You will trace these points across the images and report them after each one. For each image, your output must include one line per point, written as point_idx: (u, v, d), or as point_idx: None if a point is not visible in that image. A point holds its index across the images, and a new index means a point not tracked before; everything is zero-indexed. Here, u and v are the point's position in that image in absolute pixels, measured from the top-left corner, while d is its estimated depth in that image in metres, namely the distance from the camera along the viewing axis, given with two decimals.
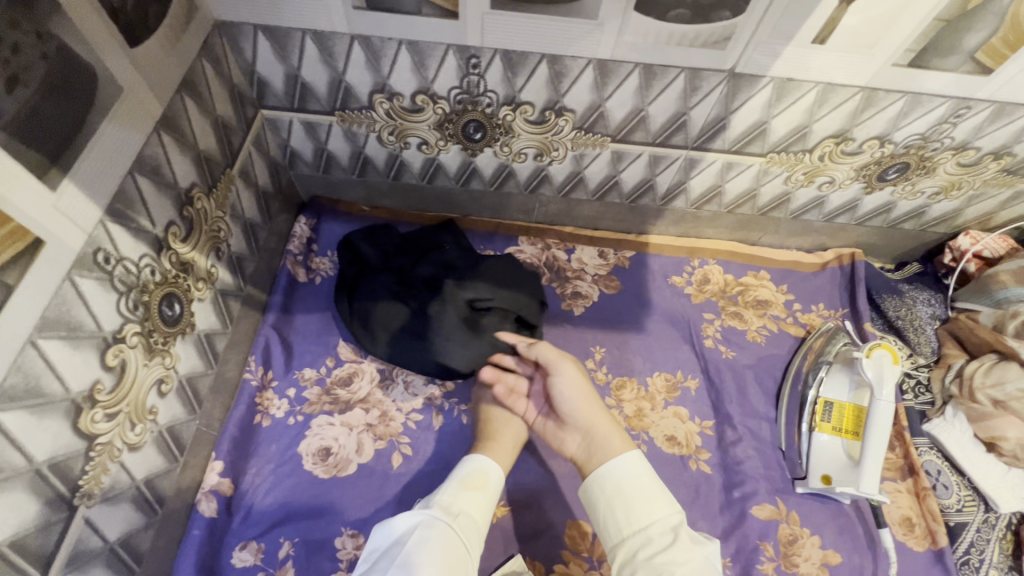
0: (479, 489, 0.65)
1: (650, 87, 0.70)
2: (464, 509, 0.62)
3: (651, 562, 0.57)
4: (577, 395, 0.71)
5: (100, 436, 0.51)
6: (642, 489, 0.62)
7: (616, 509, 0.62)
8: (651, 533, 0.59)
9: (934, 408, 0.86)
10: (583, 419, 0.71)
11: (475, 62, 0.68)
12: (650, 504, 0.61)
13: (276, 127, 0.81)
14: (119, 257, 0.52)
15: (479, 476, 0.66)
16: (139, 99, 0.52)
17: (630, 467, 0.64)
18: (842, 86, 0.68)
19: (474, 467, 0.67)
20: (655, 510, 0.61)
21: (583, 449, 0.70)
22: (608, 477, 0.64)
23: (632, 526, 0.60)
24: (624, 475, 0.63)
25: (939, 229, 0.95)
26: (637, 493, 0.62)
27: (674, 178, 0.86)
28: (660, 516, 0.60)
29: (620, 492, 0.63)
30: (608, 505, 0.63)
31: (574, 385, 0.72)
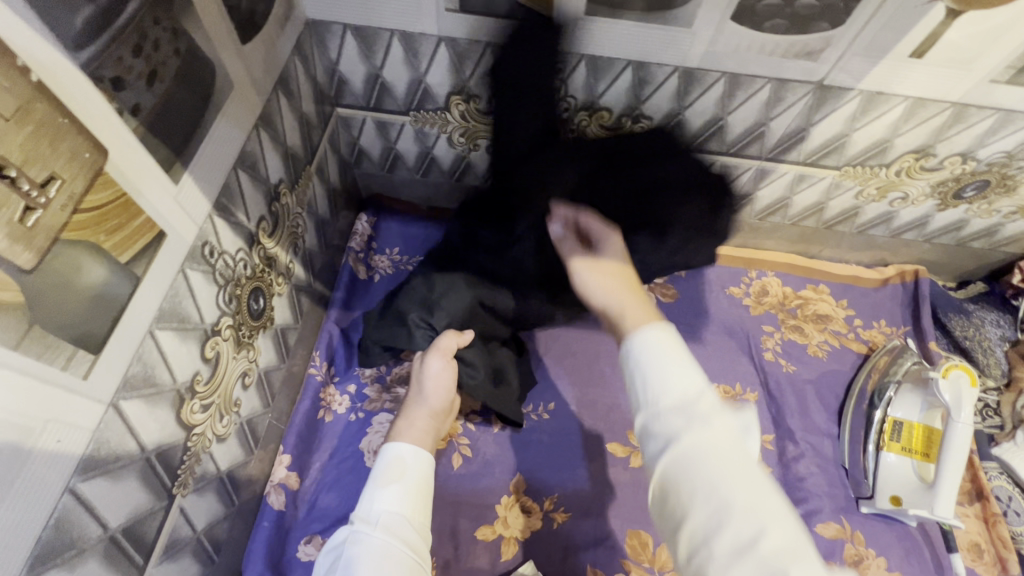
0: (399, 479, 0.59)
1: (733, 96, 0.69)
2: (385, 506, 0.56)
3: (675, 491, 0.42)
4: None
5: (196, 426, 0.52)
6: (665, 354, 0.46)
7: (636, 379, 0.46)
8: (668, 408, 0.44)
9: (1004, 432, 0.84)
10: None
11: (559, 66, 0.68)
12: (679, 370, 0.45)
13: (348, 125, 0.82)
14: (221, 251, 0.52)
15: (395, 468, 0.60)
16: (245, 96, 0.53)
17: (660, 330, 0.48)
18: (933, 101, 0.67)
19: (388, 463, 0.60)
20: (685, 382, 0.44)
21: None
22: (630, 348, 0.48)
23: (657, 395, 0.45)
24: (652, 338, 0.47)
25: (1009, 249, 0.92)
26: (668, 367, 0.45)
27: (742, 188, 0.85)
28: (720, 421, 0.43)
29: (646, 351, 0.46)
30: (635, 370, 0.47)
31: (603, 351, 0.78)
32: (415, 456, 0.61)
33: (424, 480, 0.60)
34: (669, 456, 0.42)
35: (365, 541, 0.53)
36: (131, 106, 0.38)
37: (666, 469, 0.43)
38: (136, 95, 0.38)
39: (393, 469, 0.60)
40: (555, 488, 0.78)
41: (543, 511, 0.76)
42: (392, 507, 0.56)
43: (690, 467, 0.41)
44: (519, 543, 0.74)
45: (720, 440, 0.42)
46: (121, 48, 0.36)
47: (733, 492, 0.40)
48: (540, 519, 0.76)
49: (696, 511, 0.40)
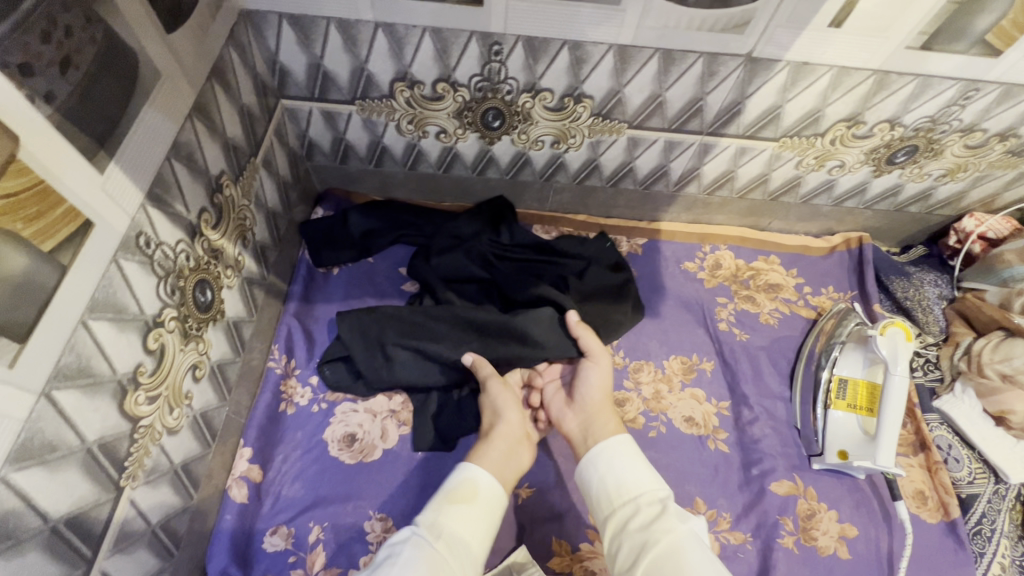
0: (468, 502, 0.57)
1: (668, 72, 0.71)
2: (449, 528, 0.54)
3: (644, 533, 0.55)
4: (598, 385, 0.70)
5: (143, 418, 0.52)
6: (626, 468, 0.60)
7: (605, 488, 0.60)
8: (637, 515, 0.56)
9: (943, 385, 0.88)
10: (591, 405, 0.69)
11: (497, 49, 0.69)
12: (636, 479, 0.59)
13: (295, 117, 0.81)
14: (158, 242, 0.52)
15: (466, 487, 0.58)
16: (175, 84, 0.53)
17: (621, 440, 0.63)
18: (856, 70, 0.70)
19: (464, 478, 0.59)
20: (643, 481, 0.59)
21: (581, 428, 0.68)
22: (597, 454, 0.62)
23: (629, 494, 0.58)
24: (613, 448, 0.62)
25: (944, 211, 0.97)
26: (626, 470, 0.60)
27: (688, 163, 0.88)
28: (651, 488, 0.58)
29: (611, 461, 0.61)
30: (598, 477, 0.61)
31: (600, 376, 0.71)
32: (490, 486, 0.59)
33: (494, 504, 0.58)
34: (650, 553, 0.53)
35: (433, 556, 0.51)
36: (43, 94, 0.38)
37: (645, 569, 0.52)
38: (47, 82, 0.38)
39: (465, 489, 0.58)
40: None
41: (508, 488, 0.78)
42: (454, 526, 0.55)
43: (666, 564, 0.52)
44: None
45: (687, 540, 0.53)
46: (30, 35, 0.36)
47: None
48: (504, 496, 0.77)
49: None
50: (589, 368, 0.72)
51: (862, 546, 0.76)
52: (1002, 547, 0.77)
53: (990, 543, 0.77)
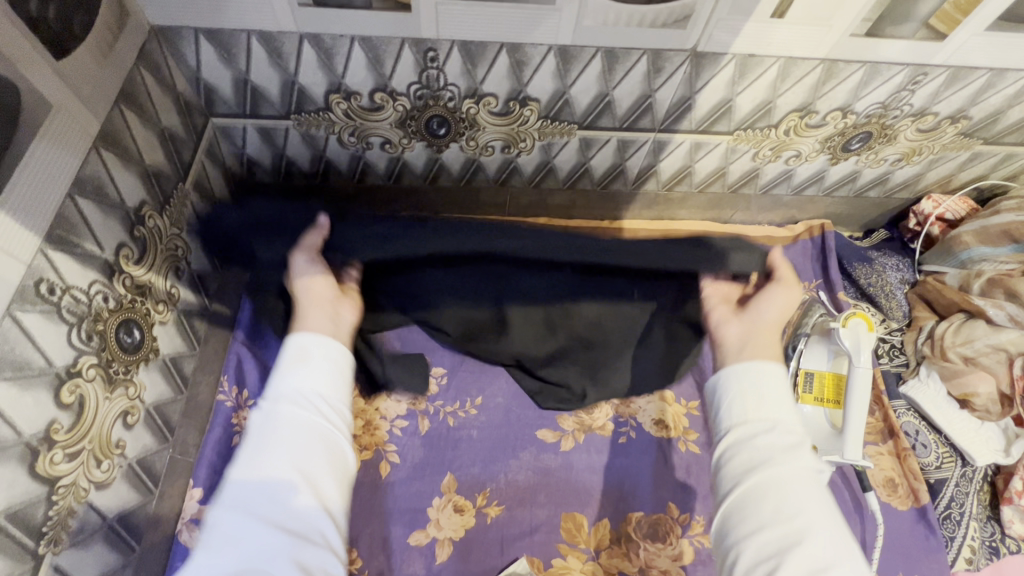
0: (304, 362, 0.50)
1: (613, 70, 0.69)
2: (302, 388, 0.48)
3: (769, 457, 0.46)
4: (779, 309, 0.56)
5: (62, 478, 0.48)
6: (770, 397, 0.50)
7: (741, 397, 0.51)
8: (757, 444, 0.48)
9: (909, 370, 0.88)
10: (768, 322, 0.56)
11: (433, 55, 0.66)
12: (777, 409, 0.49)
13: (229, 135, 0.77)
14: (66, 287, 0.48)
15: (295, 353, 0.51)
16: (75, 114, 0.49)
17: (772, 370, 0.51)
18: (803, 59, 0.68)
19: (290, 352, 0.51)
20: (782, 408, 0.49)
21: (740, 340, 0.55)
22: (749, 368, 0.51)
23: (756, 415, 0.49)
24: (767, 374, 0.51)
25: (903, 195, 0.96)
26: (771, 395, 0.50)
27: (644, 161, 0.85)
28: (789, 418, 0.49)
29: (749, 379, 0.51)
30: (734, 395, 0.51)
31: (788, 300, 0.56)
32: (323, 344, 0.51)
33: (332, 357, 0.51)
34: (757, 483, 0.46)
35: (275, 418, 0.46)
36: None
37: (750, 513, 0.45)
38: None
39: (297, 354, 0.51)
40: (487, 482, 0.77)
41: (476, 507, 0.75)
42: (301, 387, 0.48)
43: (768, 498, 0.45)
44: (454, 543, 0.73)
45: (820, 515, 0.44)
46: None
47: (824, 547, 0.42)
48: (473, 516, 0.75)
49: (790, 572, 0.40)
50: (773, 288, 0.57)
51: None
52: (972, 529, 0.78)
53: (960, 527, 0.77)
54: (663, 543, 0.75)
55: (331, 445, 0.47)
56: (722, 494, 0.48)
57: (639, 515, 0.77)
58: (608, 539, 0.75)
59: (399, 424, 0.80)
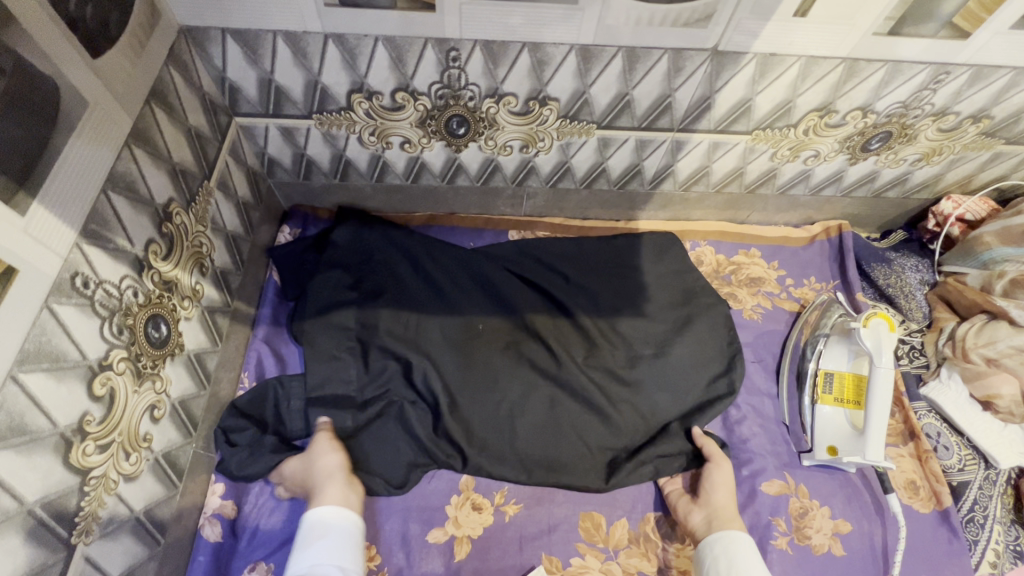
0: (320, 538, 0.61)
1: (633, 70, 0.69)
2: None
3: None
4: (726, 483, 0.73)
5: (94, 469, 0.49)
6: (757, 560, 0.66)
7: (732, 559, 0.65)
8: None
9: (930, 371, 0.87)
10: (720, 502, 0.72)
11: (455, 54, 0.66)
12: (758, 567, 0.65)
13: (252, 134, 0.78)
14: (99, 281, 0.49)
15: (317, 527, 0.62)
16: (108, 111, 0.49)
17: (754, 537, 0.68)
18: (824, 58, 0.68)
19: (310, 525, 0.63)
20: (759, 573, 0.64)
21: (705, 524, 0.70)
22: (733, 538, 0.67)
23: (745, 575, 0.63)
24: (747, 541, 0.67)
25: (922, 195, 0.96)
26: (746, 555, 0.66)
27: (660, 161, 0.85)
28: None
29: (732, 548, 0.66)
30: (715, 554, 0.67)
31: (724, 474, 0.74)
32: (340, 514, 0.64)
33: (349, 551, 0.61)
34: None
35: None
36: None
37: None
38: None
39: (317, 529, 0.62)
40: (506, 481, 0.77)
41: (494, 505, 0.75)
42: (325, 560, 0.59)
43: None
44: (473, 540, 0.73)
45: None
46: None
47: None
48: (491, 514, 0.75)
49: None
50: (715, 467, 0.74)
51: (855, 540, 0.75)
52: (995, 533, 0.77)
53: (983, 530, 0.77)
54: (681, 543, 0.75)
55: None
56: None
57: (657, 515, 0.76)
58: (626, 539, 0.75)
59: None
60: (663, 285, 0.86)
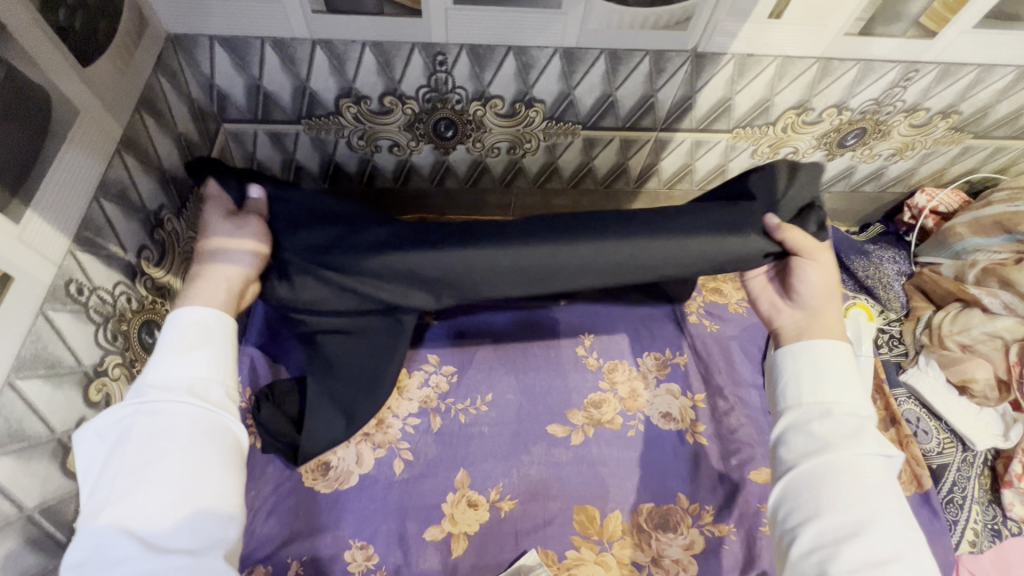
0: (196, 346, 0.50)
1: (617, 72, 0.71)
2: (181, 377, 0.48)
3: (822, 436, 0.54)
4: (823, 284, 0.58)
5: None
6: (837, 377, 0.57)
7: (801, 369, 0.59)
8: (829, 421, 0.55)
9: (909, 359, 0.90)
10: (814, 306, 0.60)
11: (441, 59, 0.68)
12: (840, 388, 0.56)
13: (240, 140, 0.78)
14: (93, 287, 0.49)
15: (194, 331, 0.51)
16: (98, 120, 0.50)
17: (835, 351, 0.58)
18: (800, 58, 0.70)
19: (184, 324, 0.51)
20: (845, 394, 0.56)
21: (797, 328, 0.61)
22: (806, 347, 0.59)
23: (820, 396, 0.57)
24: (825, 351, 0.58)
25: (897, 189, 0.99)
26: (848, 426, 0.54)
27: (645, 159, 0.87)
28: (848, 402, 0.56)
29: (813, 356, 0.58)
30: (794, 370, 0.59)
31: (824, 273, 0.58)
32: (219, 319, 0.53)
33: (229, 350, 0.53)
34: (822, 459, 0.53)
35: (165, 408, 0.47)
36: None
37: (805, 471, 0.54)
38: None
39: (193, 333, 0.51)
40: (500, 477, 0.78)
41: (490, 501, 0.77)
42: (184, 373, 0.49)
43: (824, 476, 0.52)
44: (469, 537, 0.74)
45: (861, 466, 0.52)
46: None
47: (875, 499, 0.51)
48: (486, 511, 0.76)
49: (831, 512, 0.51)
50: (807, 268, 0.58)
51: None
52: (974, 512, 0.80)
53: (963, 510, 0.79)
54: (674, 533, 0.76)
55: (211, 428, 0.47)
56: (784, 469, 0.56)
57: (650, 506, 0.78)
58: (621, 530, 0.76)
59: (411, 421, 0.81)
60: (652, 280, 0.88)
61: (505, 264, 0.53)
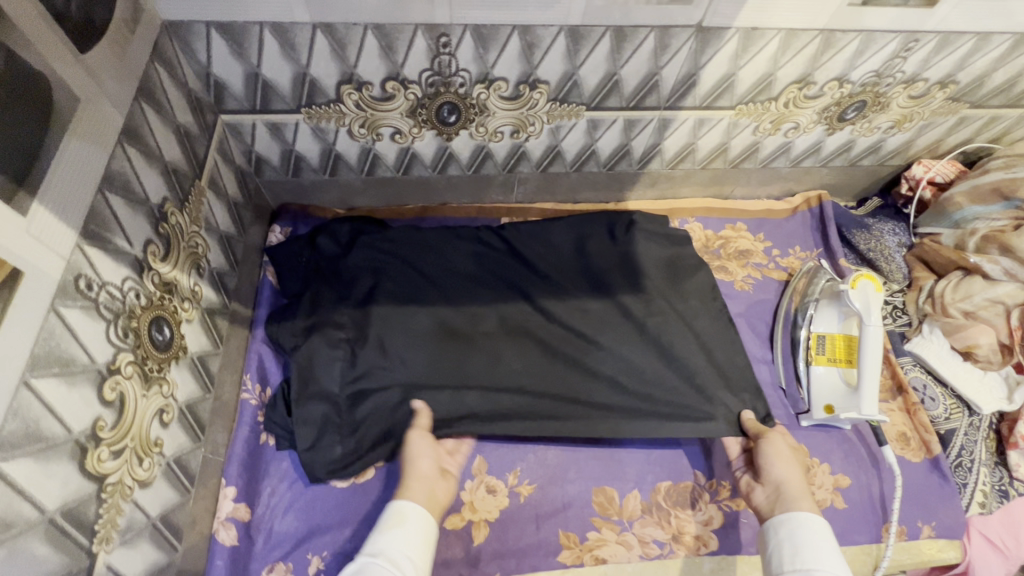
0: (401, 525, 0.59)
1: (621, 50, 0.70)
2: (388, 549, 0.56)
3: None
4: (783, 458, 0.70)
5: (109, 476, 0.48)
6: (823, 549, 0.58)
7: (795, 548, 0.59)
8: None
9: (912, 328, 0.91)
10: (781, 478, 0.68)
11: (445, 40, 0.66)
12: (831, 561, 0.56)
13: (238, 132, 0.76)
14: (102, 283, 0.48)
15: (395, 516, 0.60)
16: (99, 108, 0.48)
17: (820, 523, 0.61)
18: (803, 31, 0.70)
19: (388, 514, 0.61)
20: (829, 563, 0.56)
21: (769, 501, 0.67)
22: (792, 520, 0.62)
23: (807, 565, 0.56)
24: (808, 525, 0.60)
25: (895, 161, 1.00)
26: (822, 560, 0.56)
27: (648, 140, 0.87)
28: (831, 567, 0.56)
29: (796, 535, 0.60)
30: (779, 542, 0.61)
31: (778, 448, 0.71)
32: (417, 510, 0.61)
33: (427, 535, 0.60)
34: None
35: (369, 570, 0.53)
36: None
37: None
38: None
39: (394, 517, 0.60)
40: (516, 463, 0.78)
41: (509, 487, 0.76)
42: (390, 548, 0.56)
43: None
44: (490, 524, 0.74)
45: None
46: None
47: None
48: (506, 496, 0.76)
49: None
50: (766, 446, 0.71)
51: (855, 493, 0.79)
52: (983, 474, 0.81)
53: (971, 473, 0.81)
54: (692, 509, 0.77)
55: None
56: None
57: (667, 484, 0.78)
58: (640, 509, 0.76)
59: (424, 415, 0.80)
60: (659, 260, 0.88)
61: (511, 332, 0.80)
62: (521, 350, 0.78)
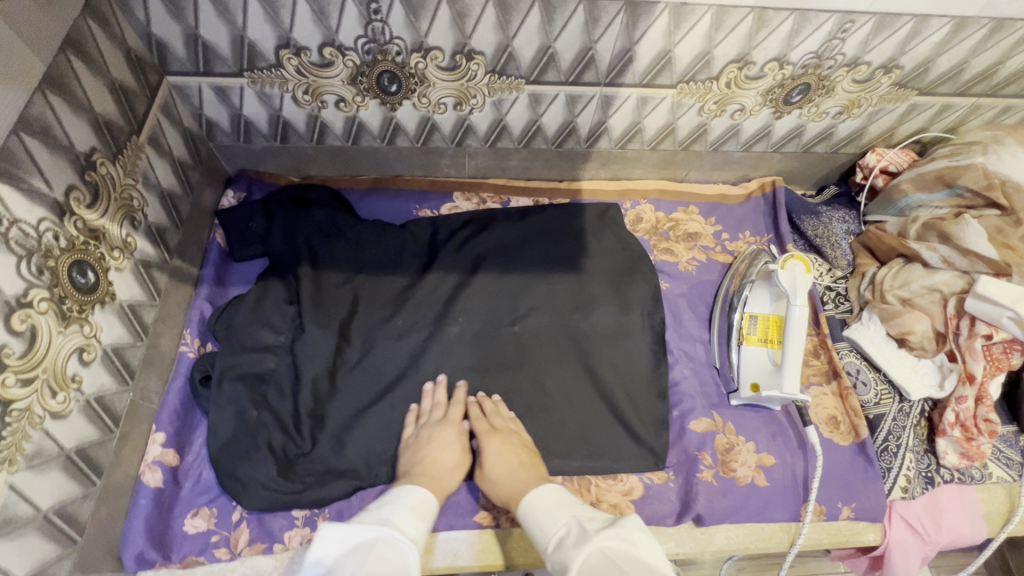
0: (424, 517, 0.62)
1: (552, 21, 0.71)
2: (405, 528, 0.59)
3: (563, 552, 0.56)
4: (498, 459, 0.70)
5: (15, 402, 0.51)
6: (549, 512, 0.62)
7: (531, 523, 0.62)
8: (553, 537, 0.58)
9: (853, 315, 0.92)
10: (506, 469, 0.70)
11: (375, 7, 0.68)
12: (552, 522, 0.61)
13: (185, 94, 0.79)
14: (12, 220, 0.51)
15: (420, 507, 0.63)
16: (18, 55, 0.50)
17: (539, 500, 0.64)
18: (734, 7, 0.71)
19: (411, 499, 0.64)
20: (554, 525, 0.60)
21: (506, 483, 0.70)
22: (525, 505, 0.65)
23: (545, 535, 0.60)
24: (538, 503, 0.64)
25: (849, 149, 1.00)
26: (548, 522, 0.61)
27: (593, 118, 0.88)
28: (557, 526, 0.60)
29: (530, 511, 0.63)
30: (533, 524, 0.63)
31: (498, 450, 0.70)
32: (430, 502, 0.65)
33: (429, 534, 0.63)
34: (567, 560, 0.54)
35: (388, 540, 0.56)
36: None
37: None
38: None
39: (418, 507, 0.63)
40: None
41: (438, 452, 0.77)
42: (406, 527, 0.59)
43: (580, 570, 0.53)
44: None
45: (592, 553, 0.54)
46: None
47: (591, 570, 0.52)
48: None
49: None
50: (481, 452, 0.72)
51: (779, 473, 0.80)
52: (908, 460, 0.81)
53: (896, 458, 0.81)
54: (614, 480, 0.78)
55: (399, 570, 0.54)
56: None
57: None
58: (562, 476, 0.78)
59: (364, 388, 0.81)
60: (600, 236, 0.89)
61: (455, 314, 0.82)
62: (457, 356, 0.80)
